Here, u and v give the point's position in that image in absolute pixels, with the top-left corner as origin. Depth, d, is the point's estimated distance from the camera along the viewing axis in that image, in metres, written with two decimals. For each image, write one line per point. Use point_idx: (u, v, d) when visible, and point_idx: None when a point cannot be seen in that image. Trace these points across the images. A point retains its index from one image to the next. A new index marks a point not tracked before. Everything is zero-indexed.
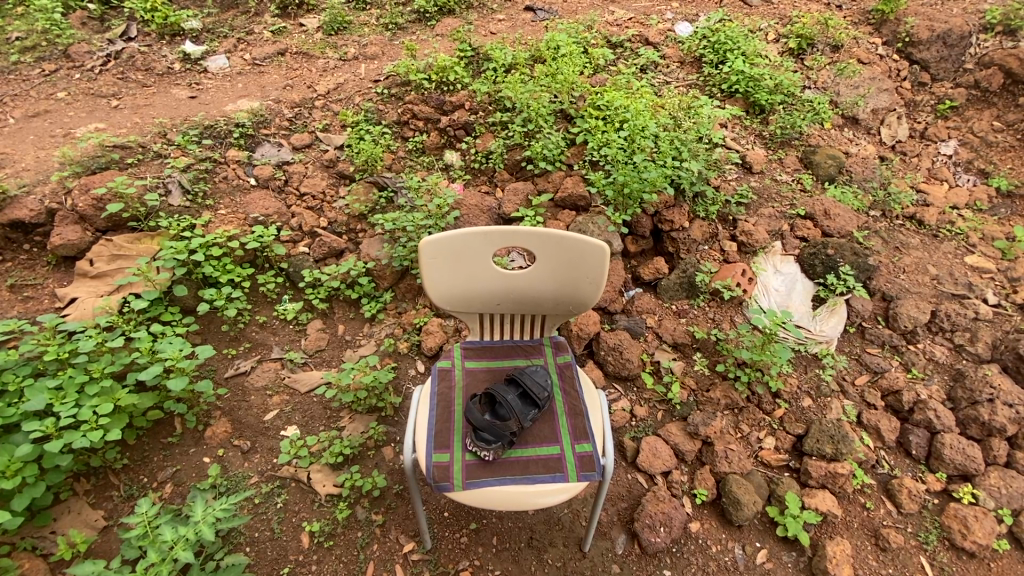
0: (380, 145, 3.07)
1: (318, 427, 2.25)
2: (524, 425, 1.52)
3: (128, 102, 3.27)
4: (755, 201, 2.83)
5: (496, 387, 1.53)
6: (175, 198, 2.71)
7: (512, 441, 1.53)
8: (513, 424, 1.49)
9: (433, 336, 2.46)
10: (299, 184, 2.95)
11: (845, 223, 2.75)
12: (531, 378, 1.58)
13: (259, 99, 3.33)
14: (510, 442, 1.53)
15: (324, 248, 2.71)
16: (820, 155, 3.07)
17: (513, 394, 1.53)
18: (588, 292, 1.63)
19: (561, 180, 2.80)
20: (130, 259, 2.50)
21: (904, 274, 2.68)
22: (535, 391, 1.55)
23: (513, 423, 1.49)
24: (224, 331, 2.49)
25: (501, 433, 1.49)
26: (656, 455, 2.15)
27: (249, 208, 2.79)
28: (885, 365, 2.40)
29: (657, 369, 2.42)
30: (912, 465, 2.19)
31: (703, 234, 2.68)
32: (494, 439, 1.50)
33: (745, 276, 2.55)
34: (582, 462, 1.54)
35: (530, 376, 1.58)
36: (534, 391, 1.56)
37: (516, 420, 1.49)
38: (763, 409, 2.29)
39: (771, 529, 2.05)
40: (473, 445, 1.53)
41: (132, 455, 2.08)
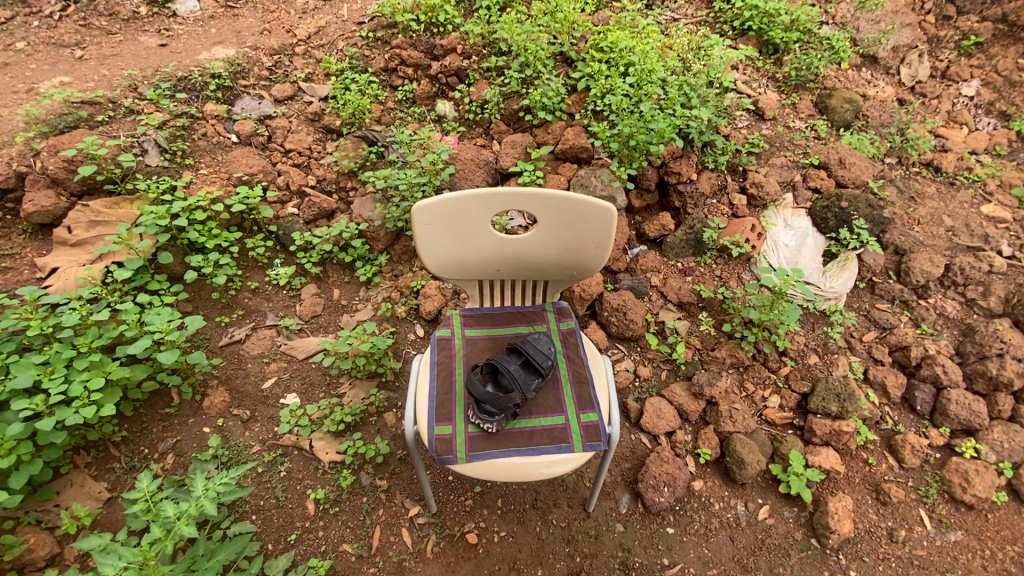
0: (367, 95, 2.87)
1: (318, 394, 2.22)
2: (526, 395, 1.48)
3: (93, 52, 3.03)
4: (766, 149, 2.65)
5: (497, 358, 1.49)
6: (152, 158, 2.58)
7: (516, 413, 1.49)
8: (516, 395, 1.44)
9: (432, 300, 2.39)
10: (283, 140, 2.80)
11: (860, 172, 2.55)
12: (532, 346, 1.55)
13: (234, 46, 3.10)
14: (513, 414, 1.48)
15: (313, 209, 2.60)
16: (835, 99, 2.87)
17: (516, 365, 1.48)
18: (593, 257, 1.53)
19: (561, 131, 2.61)
20: (110, 226, 2.39)
21: (919, 226, 2.56)
22: (537, 360, 1.52)
23: (517, 394, 1.45)
24: (215, 299, 2.41)
25: (504, 405, 1.44)
26: (660, 416, 2.14)
27: (232, 167, 2.66)
28: (894, 321, 2.35)
29: (662, 329, 2.37)
30: (915, 420, 2.20)
31: (711, 186, 2.53)
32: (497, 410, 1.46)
33: (754, 231, 2.43)
34: (588, 432, 1.50)
35: (531, 344, 1.55)
36: (536, 359, 1.52)
37: (518, 391, 1.45)
38: (769, 367, 2.27)
39: (773, 486, 2.06)
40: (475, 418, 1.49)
41: (130, 427, 2.07)
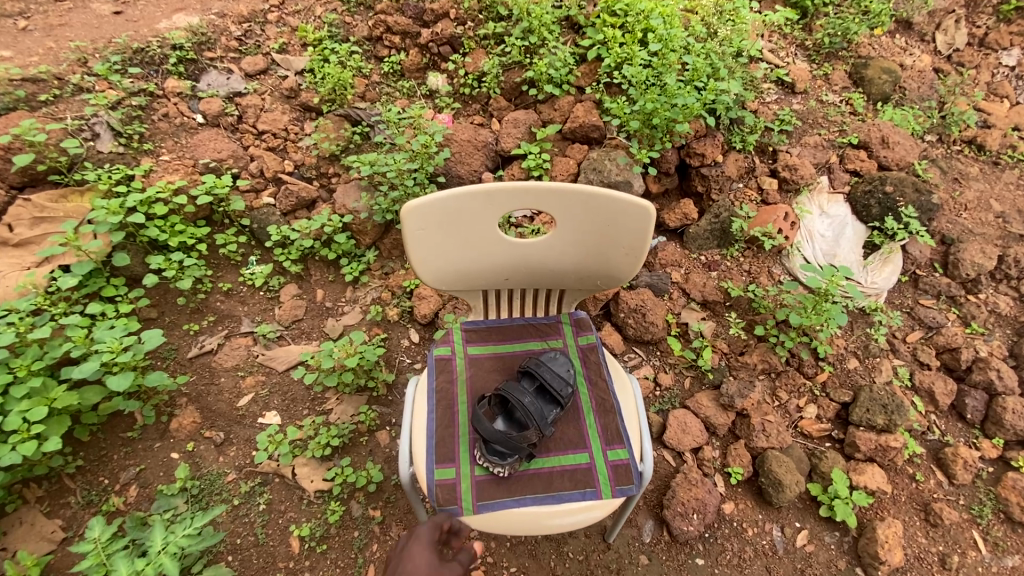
0: (348, 68, 2.54)
1: (301, 412, 1.97)
2: (544, 432, 1.24)
3: (37, 21, 2.67)
4: (799, 126, 2.36)
5: (508, 387, 1.25)
6: (104, 143, 2.26)
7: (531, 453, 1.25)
8: (532, 433, 1.20)
9: (427, 302, 2.12)
10: (255, 120, 2.48)
11: (905, 153, 2.28)
12: (549, 370, 1.31)
13: (198, 13, 2.74)
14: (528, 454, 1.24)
15: (292, 199, 2.31)
16: (873, 69, 2.57)
17: (531, 396, 1.24)
18: (621, 264, 1.28)
19: (570, 108, 2.31)
20: (57, 222, 2.09)
21: (966, 213, 2.32)
22: (555, 388, 1.28)
23: (533, 433, 1.21)
24: (182, 304, 2.13)
25: (517, 446, 1.20)
26: (686, 431, 1.91)
27: (197, 152, 2.35)
28: (941, 320, 2.12)
29: (685, 332, 2.13)
30: (964, 430, 1.99)
31: (738, 169, 2.25)
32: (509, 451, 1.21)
33: (787, 220, 2.17)
34: (617, 474, 1.27)
35: (547, 368, 1.31)
36: (553, 387, 1.28)
37: (535, 427, 1.21)
38: (804, 373, 2.04)
39: (812, 508, 1.85)
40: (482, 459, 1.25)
41: (86, 455, 1.81)
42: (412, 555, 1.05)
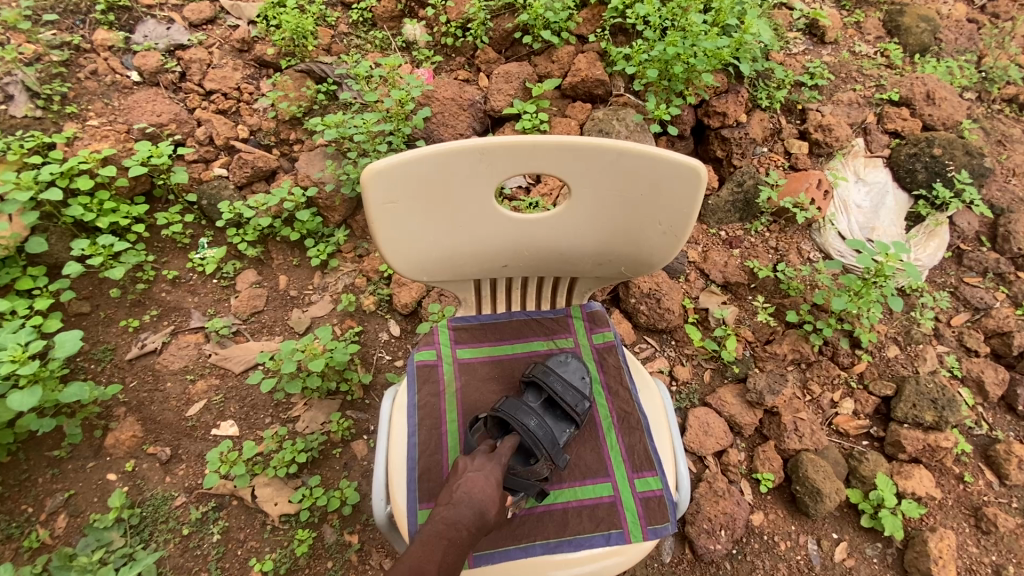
0: (309, 14, 2.17)
1: (263, 420, 1.69)
2: (556, 461, 0.96)
3: None
4: (831, 81, 2.07)
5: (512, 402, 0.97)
6: (17, 106, 1.90)
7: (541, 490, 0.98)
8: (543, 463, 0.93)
9: (407, 289, 1.83)
10: (201, 77, 2.11)
11: (952, 111, 2.01)
12: (560, 380, 1.04)
13: None
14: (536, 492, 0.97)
15: (246, 169, 1.97)
16: (909, 17, 2.27)
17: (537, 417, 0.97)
18: (655, 243, 1.00)
19: (570, 59, 1.98)
20: None
21: (1014, 179, 2.06)
22: (569, 402, 1.01)
23: (544, 465, 0.94)
24: (119, 296, 1.81)
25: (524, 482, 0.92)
26: (708, 433, 1.68)
27: (132, 116, 1.99)
28: (990, 299, 1.88)
29: (704, 318, 1.87)
30: (1015, 423, 1.77)
31: (764, 130, 1.96)
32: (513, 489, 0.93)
33: (820, 188, 1.90)
34: (649, 510, 1.02)
35: (558, 377, 1.04)
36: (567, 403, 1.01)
37: (546, 457, 0.94)
38: (839, 363, 1.80)
39: (851, 516, 1.63)
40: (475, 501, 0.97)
41: (4, 479, 1.52)
42: (480, 479, 0.85)
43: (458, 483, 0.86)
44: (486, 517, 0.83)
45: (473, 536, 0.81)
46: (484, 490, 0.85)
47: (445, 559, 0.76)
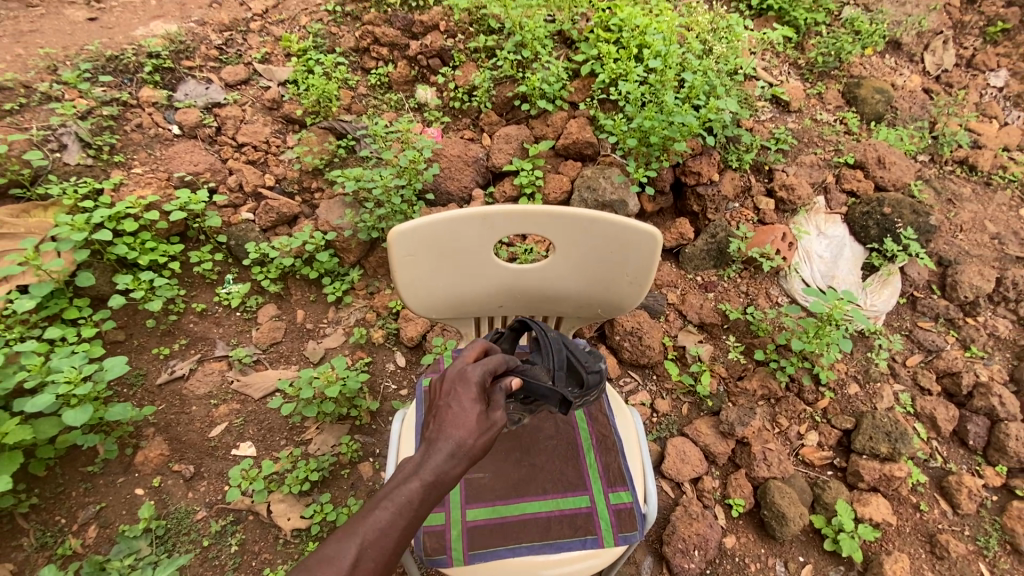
0: (333, 79, 2.45)
1: (278, 442, 1.85)
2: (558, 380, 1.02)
3: (6, 27, 2.63)
4: (794, 145, 2.33)
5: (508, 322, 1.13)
6: (71, 155, 2.14)
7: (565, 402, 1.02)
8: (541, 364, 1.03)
9: (413, 324, 2.02)
10: (235, 132, 2.37)
11: (901, 174, 2.26)
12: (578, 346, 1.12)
13: (177, 22, 2.66)
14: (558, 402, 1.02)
15: (272, 215, 2.20)
16: (866, 89, 2.56)
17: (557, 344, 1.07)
18: (625, 291, 1.20)
19: (563, 124, 2.24)
20: (17, 239, 1.96)
21: (962, 233, 2.29)
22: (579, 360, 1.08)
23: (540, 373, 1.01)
24: (151, 326, 2.00)
25: (532, 383, 0.99)
26: (684, 460, 1.84)
27: (172, 166, 2.23)
28: (941, 342, 2.07)
29: (682, 355, 2.06)
30: (967, 457, 1.93)
31: (735, 188, 2.20)
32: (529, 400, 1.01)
33: (785, 241, 2.12)
34: (620, 519, 1.18)
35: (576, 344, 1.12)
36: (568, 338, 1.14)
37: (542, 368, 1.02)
38: (804, 399, 1.97)
39: (816, 541, 1.78)
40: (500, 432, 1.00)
41: (43, 491, 1.67)
42: (450, 412, 0.87)
43: (435, 417, 0.88)
44: (453, 456, 0.84)
45: (438, 479, 0.83)
46: (455, 423, 0.86)
47: (386, 516, 0.79)
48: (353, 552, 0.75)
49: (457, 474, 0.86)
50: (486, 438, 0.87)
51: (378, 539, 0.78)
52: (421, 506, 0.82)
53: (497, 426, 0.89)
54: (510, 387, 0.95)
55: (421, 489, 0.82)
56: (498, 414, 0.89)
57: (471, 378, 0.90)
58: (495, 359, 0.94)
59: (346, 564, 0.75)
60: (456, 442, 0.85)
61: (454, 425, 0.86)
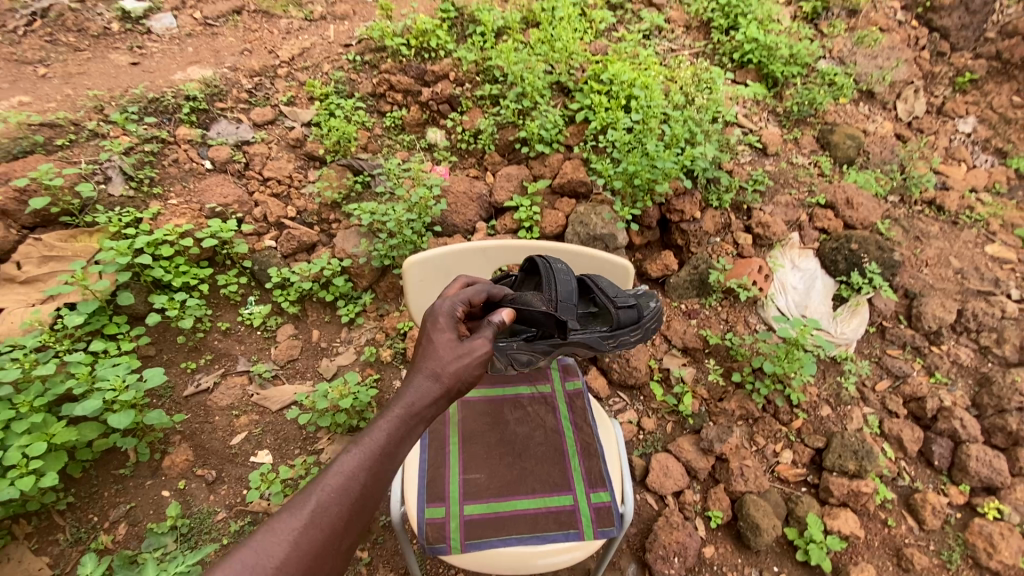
0: (353, 122, 2.71)
1: (293, 450, 2.02)
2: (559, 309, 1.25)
3: (58, 70, 2.90)
4: (771, 186, 2.54)
5: (522, 268, 1.40)
6: (115, 187, 2.37)
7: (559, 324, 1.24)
8: (535, 295, 1.26)
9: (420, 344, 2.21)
10: (261, 167, 2.61)
11: (868, 214, 2.47)
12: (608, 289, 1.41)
13: (211, 67, 2.94)
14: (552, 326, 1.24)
15: (293, 242, 2.42)
16: (838, 135, 2.79)
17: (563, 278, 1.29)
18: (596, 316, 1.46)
19: (559, 165, 2.48)
20: (65, 261, 2.18)
21: (927, 269, 2.48)
22: (610, 298, 1.38)
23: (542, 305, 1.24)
24: (180, 342, 2.19)
25: (524, 311, 1.22)
26: (667, 474, 1.99)
27: (204, 197, 2.46)
28: (908, 369, 2.23)
29: (667, 377, 2.23)
30: (933, 476, 2.07)
31: (715, 225, 2.41)
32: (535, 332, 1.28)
33: (761, 273, 2.32)
34: (599, 516, 1.34)
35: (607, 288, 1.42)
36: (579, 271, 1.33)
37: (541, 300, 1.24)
38: (780, 420, 2.12)
39: (789, 552, 1.92)
40: (514, 361, 1.30)
41: (78, 492, 1.82)
42: (426, 351, 1.05)
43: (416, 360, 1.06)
44: (425, 387, 1.00)
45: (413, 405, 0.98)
46: (431, 358, 1.04)
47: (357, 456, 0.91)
48: (322, 495, 0.85)
49: (429, 404, 0.99)
50: (456, 362, 1.03)
51: (346, 481, 0.87)
52: (389, 444, 0.94)
53: (465, 351, 1.05)
54: (503, 321, 1.15)
55: (393, 421, 0.95)
56: (465, 343, 1.07)
57: (439, 315, 1.12)
58: (464, 299, 1.18)
59: (316, 505, 0.84)
60: (425, 371, 1.02)
61: (428, 359, 1.04)
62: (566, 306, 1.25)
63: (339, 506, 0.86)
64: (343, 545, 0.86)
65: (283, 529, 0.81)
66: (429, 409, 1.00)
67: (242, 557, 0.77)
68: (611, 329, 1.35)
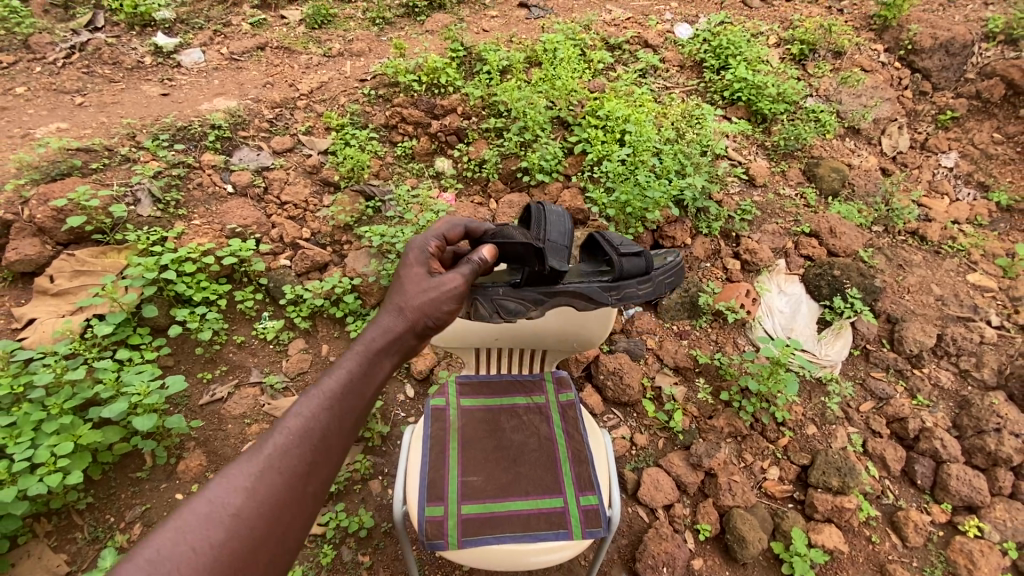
0: (366, 151, 2.90)
1: None
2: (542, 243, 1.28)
3: (93, 99, 3.12)
4: (758, 216, 2.70)
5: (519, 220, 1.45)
6: (144, 208, 2.55)
7: (540, 255, 1.25)
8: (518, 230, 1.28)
9: (423, 359, 2.32)
10: (279, 192, 2.79)
11: (851, 242, 2.61)
12: (613, 242, 1.42)
13: (236, 98, 3.16)
14: (534, 259, 1.26)
15: (306, 262, 2.56)
16: (823, 168, 2.95)
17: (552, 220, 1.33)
18: (593, 331, 1.60)
19: (558, 193, 2.65)
20: (95, 276, 2.33)
21: (909, 295, 2.60)
22: (613, 251, 1.40)
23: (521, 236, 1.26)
24: (198, 354, 2.32)
25: (503, 242, 1.24)
26: (658, 488, 2.07)
27: (226, 219, 2.63)
28: (890, 391, 2.33)
29: (658, 395, 2.33)
30: (916, 495, 2.14)
31: (705, 250, 2.56)
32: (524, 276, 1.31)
33: (748, 296, 2.44)
34: (587, 517, 1.43)
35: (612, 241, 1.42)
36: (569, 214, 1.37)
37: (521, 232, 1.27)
38: (767, 437, 2.21)
39: (775, 566, 1.98)
40: (503, 309, 1.31)
41: (97, 493, 1.92)
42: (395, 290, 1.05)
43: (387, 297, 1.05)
44: (394, 323, 0.99)
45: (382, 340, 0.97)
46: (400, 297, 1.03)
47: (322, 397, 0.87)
48: (282, 437, 0.82)
49: (396, 337, 0.99)
50: (423, 295, 1.03)
51: (307, 423, 0.84)
52: (353, 382, 0.92)
53: (435, 283, 1.04)
54: (485, 257, 1.17)
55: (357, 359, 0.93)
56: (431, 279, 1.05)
57: (411, 252, 1.14)
58: (435, 236, 1.20)
59: (274, 449, 0.81)
60: (392, 307, 1.02)
61: (397, 296, 1.03)
62: (554, 244, 1.29)
63: (301, 449, 0.82)
64: (311, 489, 0.82)
65: (240, 474, 0.77)
66: (395, 344, 0.98)
67: (195, 507, 0.73)
68: (615, 281, 1.38)
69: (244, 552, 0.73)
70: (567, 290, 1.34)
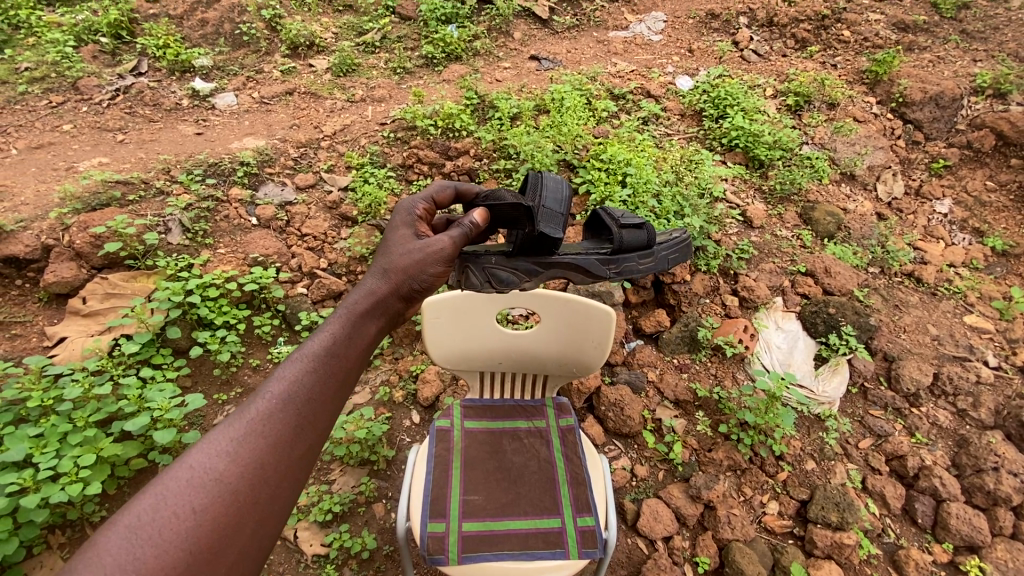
0: (384, 189, 3.09)
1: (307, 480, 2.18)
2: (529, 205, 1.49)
3: (133, 137, 3.37)
4: (756, 255, 2.81)
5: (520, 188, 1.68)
6: (174, 237, 2.72)
7: (529, 217, 1.46)
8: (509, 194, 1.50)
9: (430, 386, 2.40)
10: (300, 225, 2.95)
11: (845, 281, 2.71)
12: (611, 217, 1.69)
13: (265, 138, 3.40)
14: (524, 222, 1.46)
15: (322, 290, 2.70)
16: (818, 212, 3.07)
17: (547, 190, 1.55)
18: (592, 355, 1.66)
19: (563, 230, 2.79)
20: (124, 299, 2.47)
21: (905, 334, 2.65)
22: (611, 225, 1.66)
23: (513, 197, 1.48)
24: (216, 375, 2.43)
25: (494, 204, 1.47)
26: (657, 519, 2.09)
27: (249, 248, 2.79)
28: (889, 429, 2.35)
29: (659, 427, 2.37)
30: (918, 534, 2.13)
31: (704, 287, 2.66)
32: (517, 247, 1.52)
33: (746, 332, 2.53)
34: (584, 538, 1.47)
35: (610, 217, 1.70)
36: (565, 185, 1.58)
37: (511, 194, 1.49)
38: (766, 471, 2.23)
39: None
40: (494, 277, 1.53)
41: (110, 507, 1.99)
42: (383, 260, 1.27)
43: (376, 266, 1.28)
44: (377, 289, 1.19)
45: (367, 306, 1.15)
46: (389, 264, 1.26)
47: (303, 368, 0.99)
48: (265, 404, 0.92)
49: (377, 301, 1.18)
50: (403, 263, 1.25)
51: (290, 389, 0.95)
52: (335, 346, 1.05)
53: (415, 252, 1.28)
54: (476, 222, 1.43)
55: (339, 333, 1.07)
56: (417, 242, 1.31)
57: (400, 215, 1.43)
58: (421, 203, 1.49)
59: (259, 413, 0.91)
60: (375, 274, 1.23)
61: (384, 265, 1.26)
62: (547, 209, 1.51)
63: (284, 413, 0.93)
64: (294, 453, 0.91)
65: (222, 441, 0.85)
66: (377, 306, 1.17)
67: (181, 472, 0.80)
68: (613, 254, 1.63)
69: (230, 513, 0.80)
70: (561, 262, 1.57)
